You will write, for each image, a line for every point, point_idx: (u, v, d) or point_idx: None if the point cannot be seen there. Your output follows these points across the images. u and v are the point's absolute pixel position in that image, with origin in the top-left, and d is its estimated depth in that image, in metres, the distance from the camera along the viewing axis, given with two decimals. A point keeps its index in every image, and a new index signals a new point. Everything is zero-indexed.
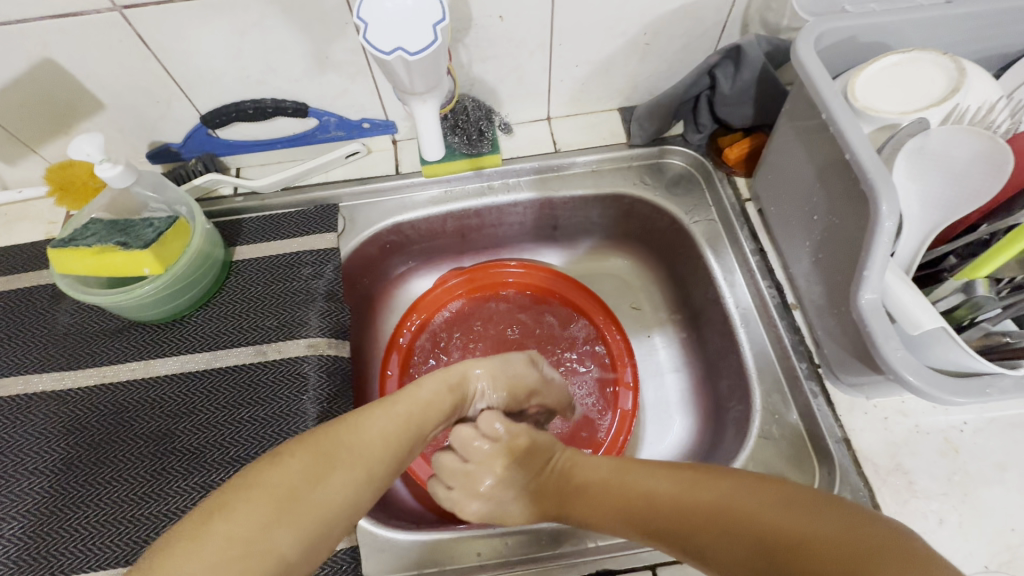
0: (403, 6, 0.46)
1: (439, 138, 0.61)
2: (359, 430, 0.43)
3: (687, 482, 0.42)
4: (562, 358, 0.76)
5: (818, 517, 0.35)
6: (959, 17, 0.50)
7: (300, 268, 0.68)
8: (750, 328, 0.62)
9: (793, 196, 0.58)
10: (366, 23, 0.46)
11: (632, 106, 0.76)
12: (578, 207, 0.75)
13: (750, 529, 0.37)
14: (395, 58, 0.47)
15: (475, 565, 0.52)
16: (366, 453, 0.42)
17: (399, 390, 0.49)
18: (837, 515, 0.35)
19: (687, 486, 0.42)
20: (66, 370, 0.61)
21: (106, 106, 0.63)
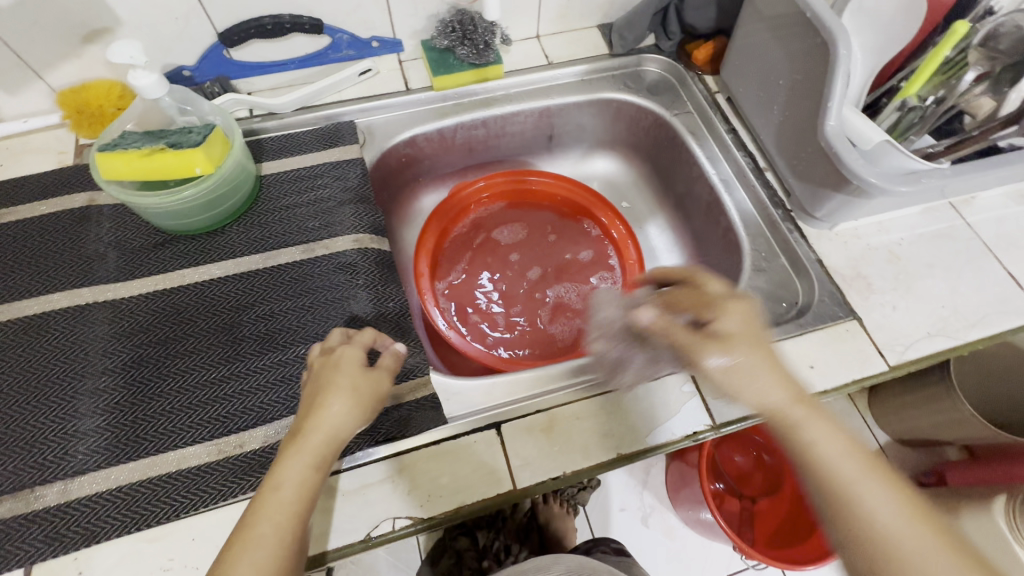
0: None
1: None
2: (278, 486, 0.45)
3: (869, 479, 0.42)
4: (569, 258, 0.85)
5: (926, 535, 0.40)
6: None
7: (329, 178, 0.72)
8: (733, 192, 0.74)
9: (759, 74, 0.70)
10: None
11: (609, 23, 0.86)
12: (571, 115, 0.84)
13: (919, 541, 0.40)
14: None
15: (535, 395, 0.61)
16: (299, 494, 0.45)
17: (308, 418, 0.48)
18: (937, 534, 0.40)
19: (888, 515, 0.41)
20: (113, 282, 0.62)
21: (123, 23, 0.63)
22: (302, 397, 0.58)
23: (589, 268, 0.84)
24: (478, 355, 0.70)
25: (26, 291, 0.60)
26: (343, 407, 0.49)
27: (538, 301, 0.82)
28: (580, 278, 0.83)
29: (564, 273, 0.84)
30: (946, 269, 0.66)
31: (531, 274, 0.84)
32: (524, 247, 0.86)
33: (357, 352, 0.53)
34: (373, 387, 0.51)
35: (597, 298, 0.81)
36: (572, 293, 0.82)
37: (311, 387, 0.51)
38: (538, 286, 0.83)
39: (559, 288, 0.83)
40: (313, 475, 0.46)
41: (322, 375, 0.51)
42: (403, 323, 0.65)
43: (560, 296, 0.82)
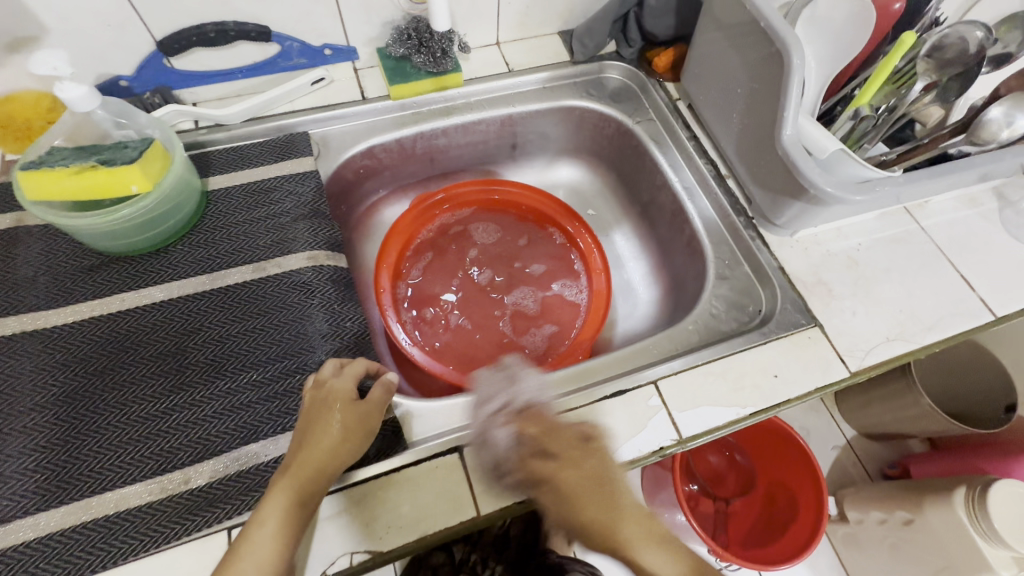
0: None
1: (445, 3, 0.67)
2: (261, 521, 0.45)
3: (608, 511, 0.49)
4: (531, 266, 0.84)
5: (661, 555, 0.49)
6: None
7: (281, 192, 0.69)
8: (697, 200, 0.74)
9: (719, 82, 0.70)
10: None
11: (570, 30, 0.85)
12: (534, 123, 0.83)
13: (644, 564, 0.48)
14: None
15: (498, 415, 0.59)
16: (283, 530, 0.45)
17: (297, 450, 0.49)
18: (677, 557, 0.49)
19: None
20: (44, 309, 0.57)
21: (49, 31, 0.59)
22: (254, 425, 0.55)
23: (551, 277, 0.83)
24: (443, 372, 0.68)
25: None
26: (333, 443, 0.50)
27: (498, 311, 0.81)
28: (542, 286, 0.83)
29: (525, 282, 0.83)
30: (902, 272, 0.67)
31: (492, 284, 0.83)
32: (487, 256, 0.85)
33: (347, 385, 0.54)
34: (362, 421, 0.52)
35: (559, 305, 0.81)
36: (530, 302, 0.82)
37: (304, 421, 0.52)
38: (498, 296, 0.82)
39: (519, 296, 0.83)
40: (297, 511, 0.46)
41: (314, 409, 0.52)
42: (362, 342, 0.62)
43: (520, 305, 0.82)
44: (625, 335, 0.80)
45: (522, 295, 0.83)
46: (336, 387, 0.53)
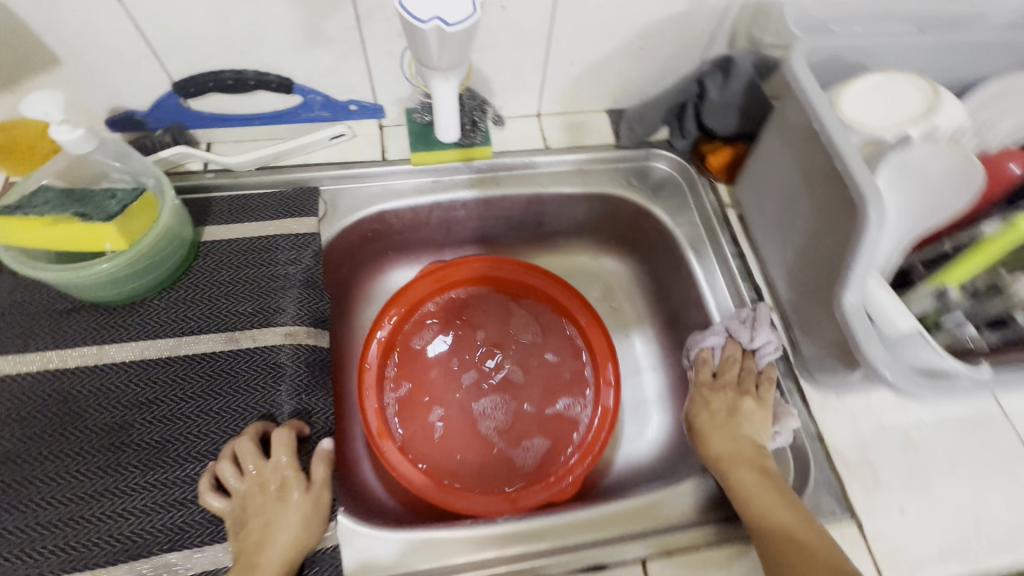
0: None
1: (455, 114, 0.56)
2: None
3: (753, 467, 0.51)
4: (535, 373, 0.75)
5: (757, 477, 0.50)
6: (919, 48, 0.56)
7: (275, 253, 0.64)
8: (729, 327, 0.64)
9: (778, 203, 0.61)
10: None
11: (620, 109, 0.77)
12: (563, 205, 0.76)
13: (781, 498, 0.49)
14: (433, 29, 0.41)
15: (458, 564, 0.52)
16: None
17: (262, 541, 0.47)
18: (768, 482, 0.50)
19: (803, 527, 0.46)
20: (1, 354, 0.54)
21: (63, 62, 0.57)
22: (180, 530, 0.49)
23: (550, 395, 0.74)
24: (414, 479, 0.62)
25: None
26: (293, 534, 0.48)
27: (483, 413, 0.73)
28: (540, 385, 0.75)
29: (515, 389, 0.74)
30: (971, 469, 0.55)
31: (481, 379, 0.75)
32: (492, 344, 0.77)
33: (291, 466, 0.51)
34: (317, 503, 0.50)
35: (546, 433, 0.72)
36: (504, 413, 0.73)
37: (249, 519, 0.48)
38: (475, 393, 0.74)
39: (491, 403, 0.74)
40: None
41: (258, 503, 0.48)
42: None
43: (488, 416, 0.73)
44: (625, 461, 0.71)
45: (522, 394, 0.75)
46: (278, 474, 0.50)
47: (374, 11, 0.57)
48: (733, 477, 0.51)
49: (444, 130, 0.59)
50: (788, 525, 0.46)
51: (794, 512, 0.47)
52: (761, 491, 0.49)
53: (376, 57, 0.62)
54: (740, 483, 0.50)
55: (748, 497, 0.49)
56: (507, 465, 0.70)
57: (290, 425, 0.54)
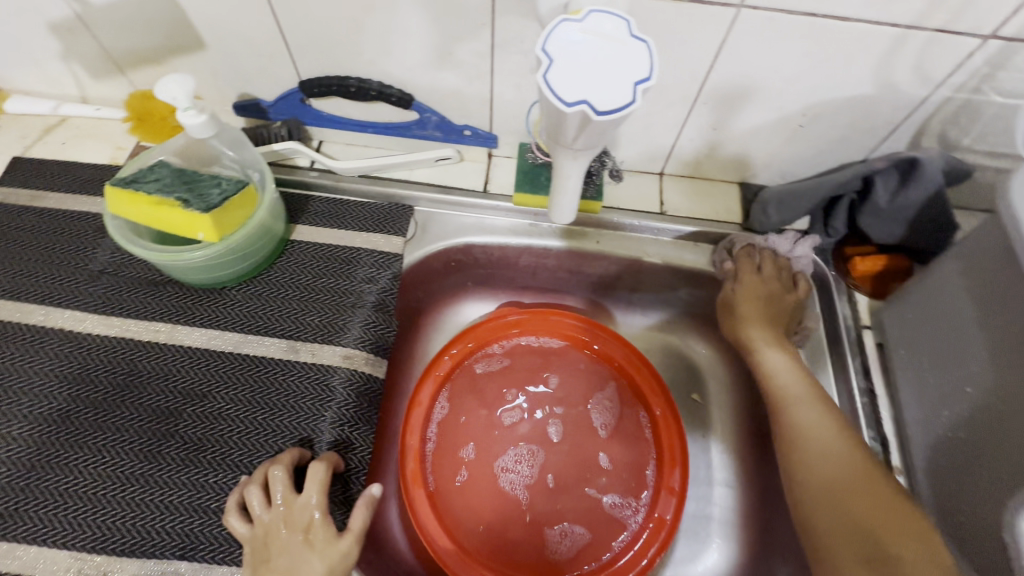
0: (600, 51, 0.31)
1: (575, 197, 0.49)
2: None
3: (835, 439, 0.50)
4: (583, 451, 0.67)
5: (861, 487, 0.47)
6: None
7: (356, 267, 0.62)
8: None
9: (940, 351, 0.50)
10: (551, 61, 0.31)
11: (756, 184, 0.68)
12: (665, 278, 0.67)
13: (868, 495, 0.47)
14: (576, 114, 0.31)
15: None
16: None
17: None
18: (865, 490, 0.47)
19: (845, 461, 0.49)
20: (89, 312, 0.56)
21: (206, 46, 0.58)
22: (196, 540, 0.48)
23: (593, 484, 0.66)
24: (436, 542, 0.58)
25: (9, 291, 0.56)
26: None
27: (514, 473, 0.66)
28: (587, 462, 0.67)
29: (552, 457, 0.67)
30: None
31: (523, 436, 0.68)
32: (542, 399, 0.69)
33: (320, 507, 0.47)
34: (344, 556, 0.46)
35: (573, 526, 0.64)
36: (529, 468, 0.66)
37: (271, 556, 0.44)
38: (505, 442, 0.67)
39: (517, 453, 0.67)
40: None
41: (281, 540, 0.45)
42: (354, 489, 0.52)
43: (509, 470, 0.66)
44: None
45: (564, 466, 0.67)
46: (306, 512, 0.47)
47: (511, 42, 0.53)
48: (791, 415, 0.53)
49: (558, 213, 0.52)
50: (829, 459, 0.50)
51: (846, 446, 0.50)
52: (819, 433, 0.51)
53: (502, 87, 0.58)
54: (778, 379, 0.56)
55: (799, 429, 0.52)
56: (515, 536, 0.63)
57: (327, 459, 0.51)
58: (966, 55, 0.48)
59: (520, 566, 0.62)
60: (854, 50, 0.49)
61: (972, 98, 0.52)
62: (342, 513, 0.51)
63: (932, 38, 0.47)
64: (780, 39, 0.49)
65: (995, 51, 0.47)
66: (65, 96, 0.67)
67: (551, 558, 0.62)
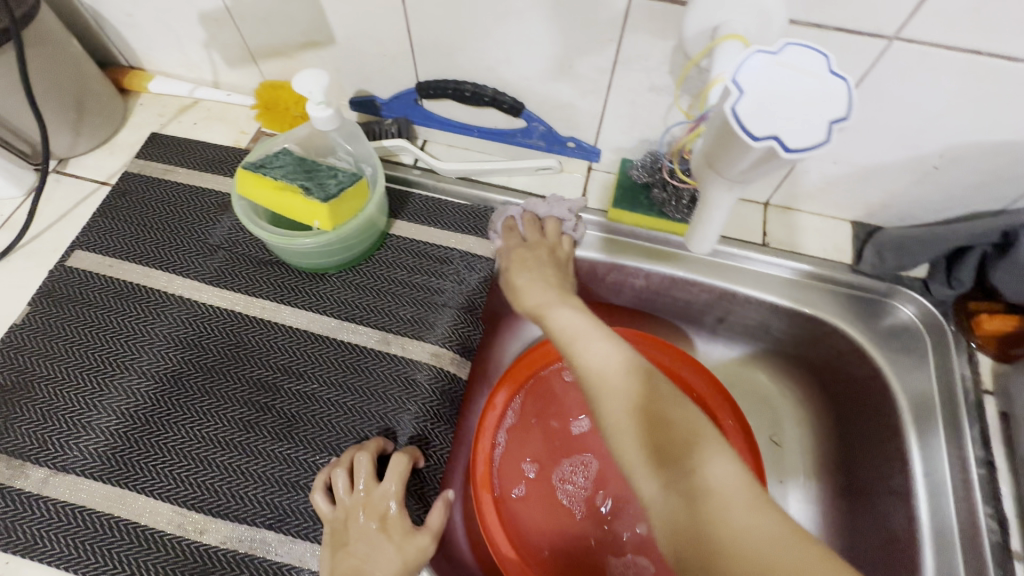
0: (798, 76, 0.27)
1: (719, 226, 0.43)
2: None
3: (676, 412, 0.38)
4: (644, 479, 0.66)
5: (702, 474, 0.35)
6: None
7: (448, 267, 0.63)
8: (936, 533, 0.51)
9: None
10: (742, 92, 0.28)
11: (870, 224, 0.64)
12: (759, 312, 0.64)
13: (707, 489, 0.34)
14: (761, 150, 0.28)
15: None
16: None
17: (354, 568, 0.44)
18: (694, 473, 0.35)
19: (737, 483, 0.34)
20: (206, 283, 0.60)
21: (336, 43, 0.61)
22: (284, 512, 0.50)
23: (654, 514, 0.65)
24: (502, 551, 0.57)
25: (138, 256, 0.61)
26: (388, 574, 0.44)
27: (572, 486, 0.66)
28: (644, 485, 0.66)
29: (611, 478, 0.66)
30: None
31: (581, 450, 0.67)
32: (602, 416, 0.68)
33: (396, 497, 0.48)
34: (419, 552, 0.46)
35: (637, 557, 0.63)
36: (585, 480, 0.66)
37: (348, 541, 0.46)
38: (561, 452, 0.67)
39: (572, 464, 0.67)
40: None
41: (359, 526, 0.47)
42: (428, 490, 0.52)
43: (567, 481, 0.66)
44: None
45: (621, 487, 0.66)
46: (383, 501, 0.48)
47: (635, 60, 0.52)
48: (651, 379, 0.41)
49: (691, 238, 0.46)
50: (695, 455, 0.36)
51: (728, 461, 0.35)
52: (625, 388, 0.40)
53: (616, 103, 0.58)
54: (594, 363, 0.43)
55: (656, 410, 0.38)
56: (573, 551, 0.63)
57: (408, 451, 0.52)
58: None
59: None
60: (1017, 90, 0.45)
61: None
62: (418, 506, 0.51)
63: None
64: (930, 70, 0.45)
65: None
66: (200, 81, 0.73)
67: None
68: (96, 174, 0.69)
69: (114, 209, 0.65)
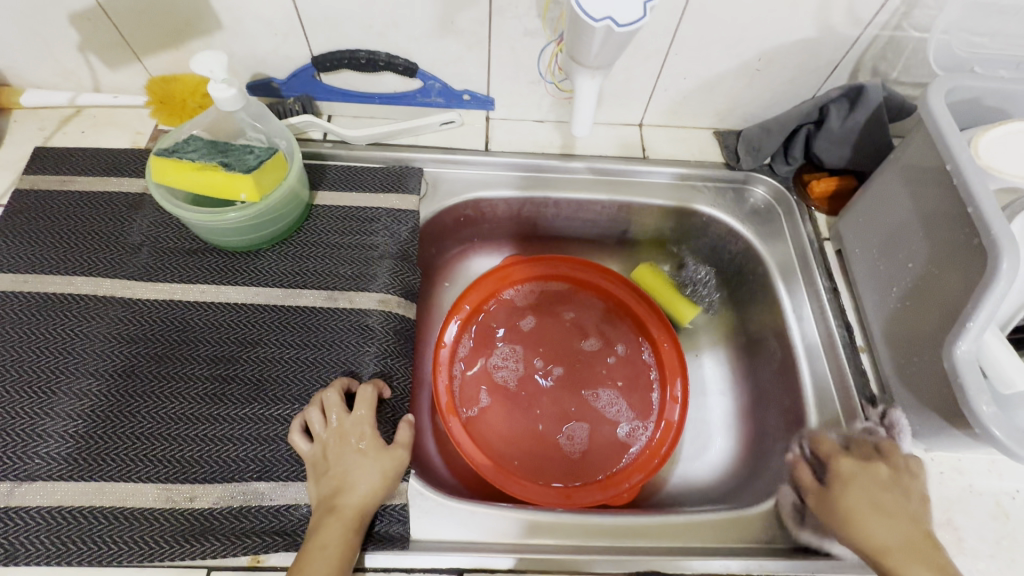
0: None
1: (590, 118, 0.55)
2: (313, 551, 0.46)
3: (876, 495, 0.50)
4: (582, 368, 0.75)
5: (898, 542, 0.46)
6: None
7: (376, 224, 0.68)
8: (806, 350, 0.64)
9: (885, 242, 0.59)
10: None
11: (723, 129, 0.77)
12: (652, 217, 0.76)
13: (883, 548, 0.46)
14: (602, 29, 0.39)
15: (502, 546, 0.53)
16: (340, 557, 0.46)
17: (336, 481, 0.50)
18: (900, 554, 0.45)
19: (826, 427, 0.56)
20: (136, 280, 0.60)
21: (223, 28, 0.62)
22: (270, 463, 0.53)
23: (589, 395, 0.74)
24: (475, 456, 0.64)
25: (55, 267, 0.60)
26: (371, 484, 0.51)
27: (510, 384, 0.74)
28: (580, 376, 0.75)
29: (543, 367, 0.75)
30: None
31: (515, 352, 0.76)
32: (530, 323, 0.77)
33: (368, 422, 0.54)
34: (395, 461, 0.53)
35: (575, 426, 0.72)
36: (516, 367, 0.75)
37: (329, 466, 0.51)
38: (491, 354, 0.75)
39: (502, 359, 0.75)
40: (351, 536, 0.48)
41: (337, 452, 0.52)
42: (399, 412, 0.58)
43: (500, 367, 0.74)
44: (681, 479, 0.70)
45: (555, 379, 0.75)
46: (357, 427, 0.53)
47: (506, 8, 0.60)
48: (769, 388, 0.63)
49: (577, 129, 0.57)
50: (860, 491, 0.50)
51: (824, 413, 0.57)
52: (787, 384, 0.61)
53: (499, 52, 0.65)
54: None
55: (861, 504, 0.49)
56: (524, 437, 0.71)
57: (373, 383, 0.57)
58: None
59: (532, 465, 0.69)
60: None
61: (894, 34, 0.62)
62: (390, 429, 0.57)
63: None
64: None
65: None
66: (79, 88, 0.71)
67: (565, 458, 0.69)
68: None
69: (12, 227, 0.62)
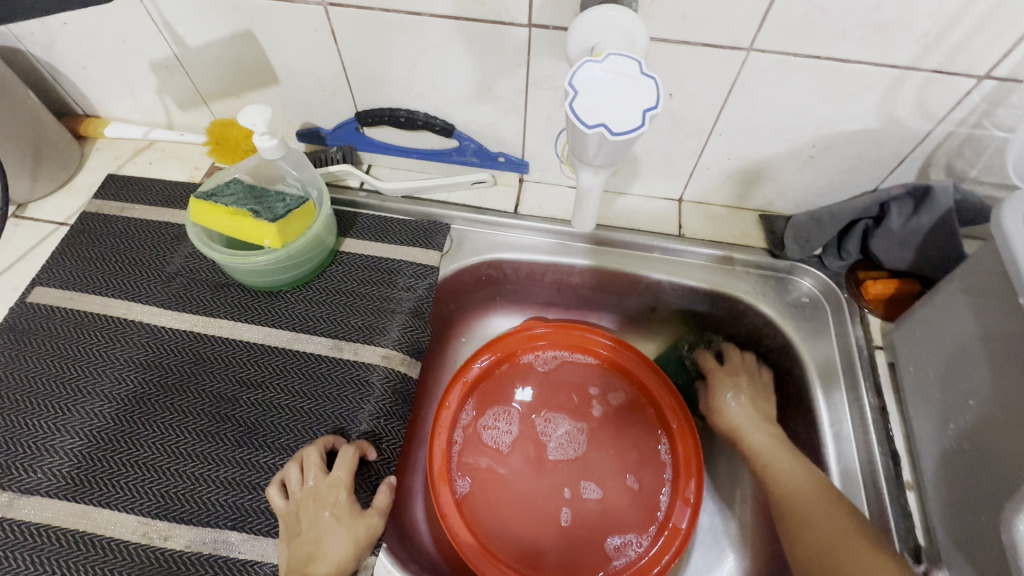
0: (618, 82, 0.37)
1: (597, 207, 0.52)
2: None
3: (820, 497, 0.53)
4: (596, 434, 0.71)
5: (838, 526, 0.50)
6: None
7: (396, 277, 0.68)
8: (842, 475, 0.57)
9: (943, 366, 0.52)
10: (578, 92, 0.38)
11: (771, 212, 0.72)
12: (683, 297, 0.71)
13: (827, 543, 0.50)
14: (595, 134, 0.38)
15: None
16: None
17: (306, 550, 0.49)
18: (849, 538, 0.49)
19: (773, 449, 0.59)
20: (163, 308, 0.64)
21: (279, 81, 0.66)
22: (247, 513, 0.53)
23: (574, 429, 0.72)
24: (461, 537, 0.61)
25: (98, 288, 0.64)
26: (343, 553, 0.49)
27: (499, 439, 0.71)
28: (576, 424, 0.72)
29: (532, 426, 0.72)
30: None
31: (513, 401, 0.72)
32: (537, 380, 0.74)
33: (346, 485, 0.53)
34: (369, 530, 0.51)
35: (553, 432, 0.71)
36: (506, 424, 0.71)
37: (301, 530, 0.50)
38: (493, 408, 0.72)
39: (495, 413, 0.72)
40: None
41: (312, 515, 0.51)
42: (382, 475, 0.56)
43: (489, 426, 0.71)
44: None
45: (548, 424, 0.72)
46: (333, 491, 0.52)
47: (543, 80, 0.59)
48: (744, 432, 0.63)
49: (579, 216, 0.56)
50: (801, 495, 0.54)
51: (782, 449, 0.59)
52: (812, 506, 0.52)
53: (535, 119, 0.65)
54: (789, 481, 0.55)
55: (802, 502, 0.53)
56: (508, 509, 0.67)
57: (357, 445, 0.56)
58: (965, 94, 0.52)
59: (501, 532, 0.66)
60: (861, 84, 0.54)
61: (974, 132, 0.56)
62: (367, 493, 0.55)
63: (930, 78, 0.52)
64: (788, 74, 0.54)
65: (991, 89, 0.51)
66: (155, 123, 0.78)
67: (534, 514, 0.67)
68: (56, 215, 0.73)
69: (71, 245, 0.68)
